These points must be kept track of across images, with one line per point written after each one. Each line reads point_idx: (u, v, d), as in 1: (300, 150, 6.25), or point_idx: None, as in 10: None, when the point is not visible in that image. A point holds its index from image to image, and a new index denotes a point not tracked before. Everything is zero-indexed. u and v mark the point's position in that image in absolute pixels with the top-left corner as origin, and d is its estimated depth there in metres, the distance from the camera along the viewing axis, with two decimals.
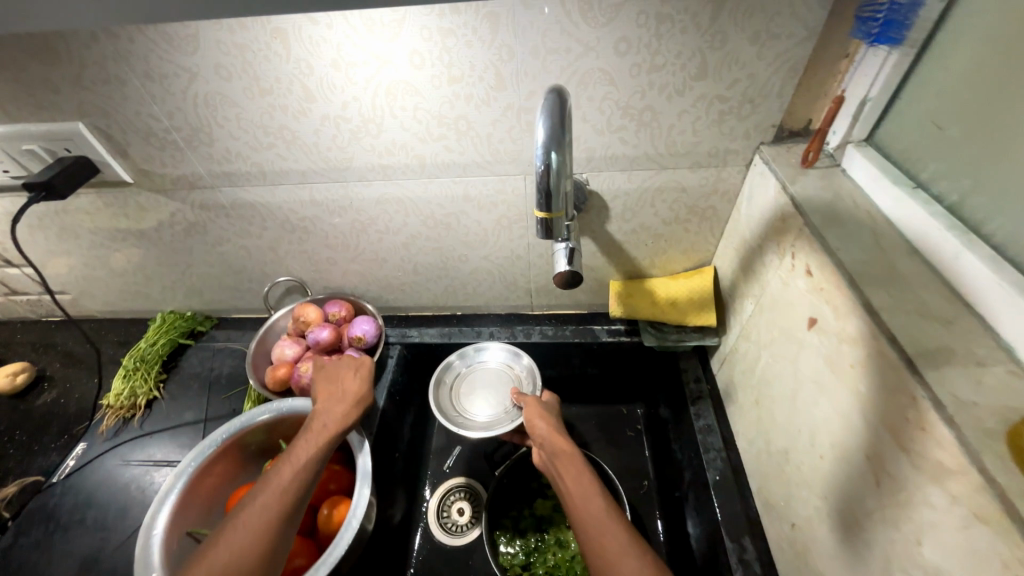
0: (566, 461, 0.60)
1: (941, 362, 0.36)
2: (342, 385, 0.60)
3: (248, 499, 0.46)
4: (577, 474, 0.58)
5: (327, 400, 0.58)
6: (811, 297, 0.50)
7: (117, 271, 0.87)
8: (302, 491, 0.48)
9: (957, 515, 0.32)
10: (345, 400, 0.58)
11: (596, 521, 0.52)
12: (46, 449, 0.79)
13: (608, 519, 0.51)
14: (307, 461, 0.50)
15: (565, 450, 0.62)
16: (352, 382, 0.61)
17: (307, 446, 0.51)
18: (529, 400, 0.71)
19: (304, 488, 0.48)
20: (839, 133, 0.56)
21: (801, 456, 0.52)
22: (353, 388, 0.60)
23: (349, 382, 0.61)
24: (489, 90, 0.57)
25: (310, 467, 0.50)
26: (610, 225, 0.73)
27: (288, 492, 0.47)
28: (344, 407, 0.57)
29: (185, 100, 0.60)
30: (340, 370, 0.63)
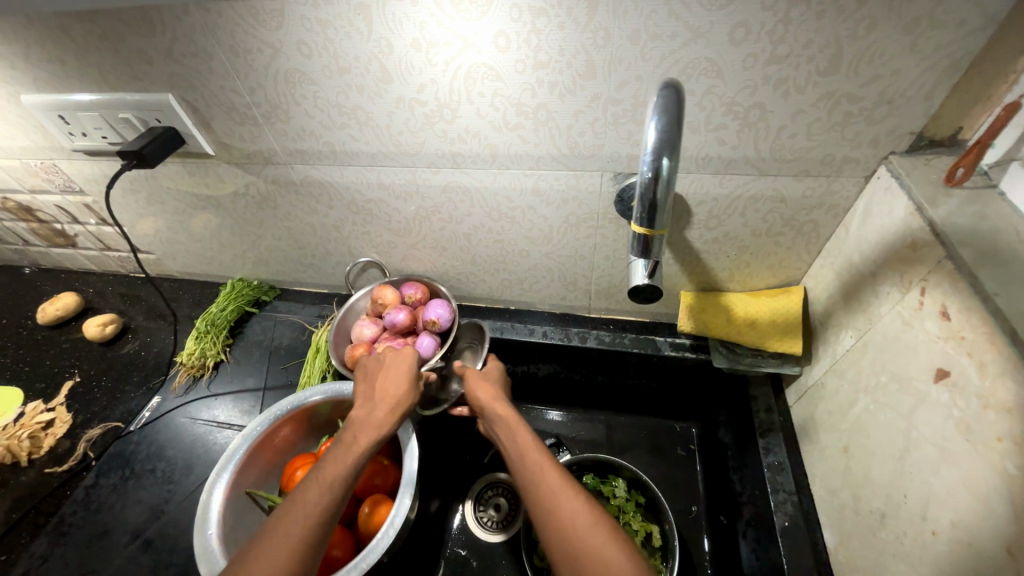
0: (505, 424, 0.56)
1: None
2: (383, 388, 0.58)
3: (277, 522, 0.46)
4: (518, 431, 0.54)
5: (364, 405, 0.56)
6: (944, 345, 0.42)
7: (196, 236, 0.92)
8: (331, 509, 0.47)
9: None
10: (383, 408, 0.55)
11: (535, 479, 0.48)
12: (127, 398, 0.86)
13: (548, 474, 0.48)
14: (337, 479, 0.48)
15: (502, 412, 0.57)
16: (390, 386, 0.58)
17: (334, 463, 0.49)
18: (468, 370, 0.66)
19: (329, 510, 0.47)
20: (1002, 147, 0.46)
21: (902, 525, 0.45)
22: (390, 392, 0.57)
23: (390, 386, 0.58)
24: (576, 77, 0.51)
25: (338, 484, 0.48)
26: (690, 232, 0.66)
27: (314, 514, 0.46)
28: (375, 414, 0.54)
29: (266, 76, 0.59)
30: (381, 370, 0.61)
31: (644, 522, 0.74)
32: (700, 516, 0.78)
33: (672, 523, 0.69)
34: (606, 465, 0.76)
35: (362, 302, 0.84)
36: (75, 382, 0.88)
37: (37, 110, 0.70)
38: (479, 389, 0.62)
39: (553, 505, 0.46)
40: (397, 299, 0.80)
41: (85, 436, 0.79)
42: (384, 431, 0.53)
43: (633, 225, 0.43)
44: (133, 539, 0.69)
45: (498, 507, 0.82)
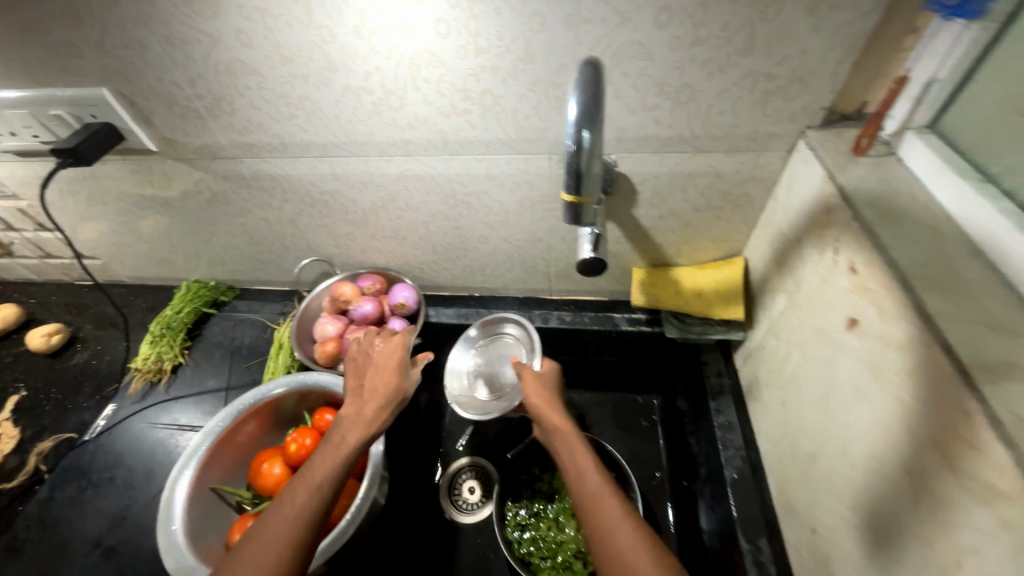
0: (563, 440, 0.58)
1: (1001, 377, 0.33)
2: (371, 385, 0.58)
3: (263, 523, 0.47)
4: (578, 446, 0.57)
5: (352, 403, 0.56)
6: (853, 297, 0.46)
7: (145, 238, 0.89)
8: (319, 511, 0.48)
9: (1008, 543, 0.29)
10: (371, 404, 0.56)
11: (595, 502, 0.50)
12: (80, 408, 0.83)
13: (608, 500, 0.50)
14: (323, 480, 0.49)
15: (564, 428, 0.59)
16: (378, 382, 0.58)
17: (322, 464, 0.50)
18: (525, 370, 0.67)
19: (317, 512, 0.47)
20: (898, 117, 0.51)
21: (829, 463, 0.50)
22: (378, 388, 0.57)
23: (376, 382, 0.58)
24: (516, 62, 0.53)
25: (321, 483, 0.49)
26: (637, 211, 0.69)
27: (299, 516, 0.46)
28: (365, 413, 0.55)
29: (206, 67, 0.58)
30: (369, 365, 0.61)
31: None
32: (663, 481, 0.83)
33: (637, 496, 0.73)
34: None
35: (317, 302, 0.83)
36: (20, 396, 0.84)
37: None
38: (536, 396, 0.63)
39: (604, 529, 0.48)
40: (357, 292, 0.81)
41: (36, 450, 0.76)
42: (371, 428, 0.54)
43: (562, 194, 0.41)
44: (94, 548, 0.67)
45: (472, 490, 0.84)
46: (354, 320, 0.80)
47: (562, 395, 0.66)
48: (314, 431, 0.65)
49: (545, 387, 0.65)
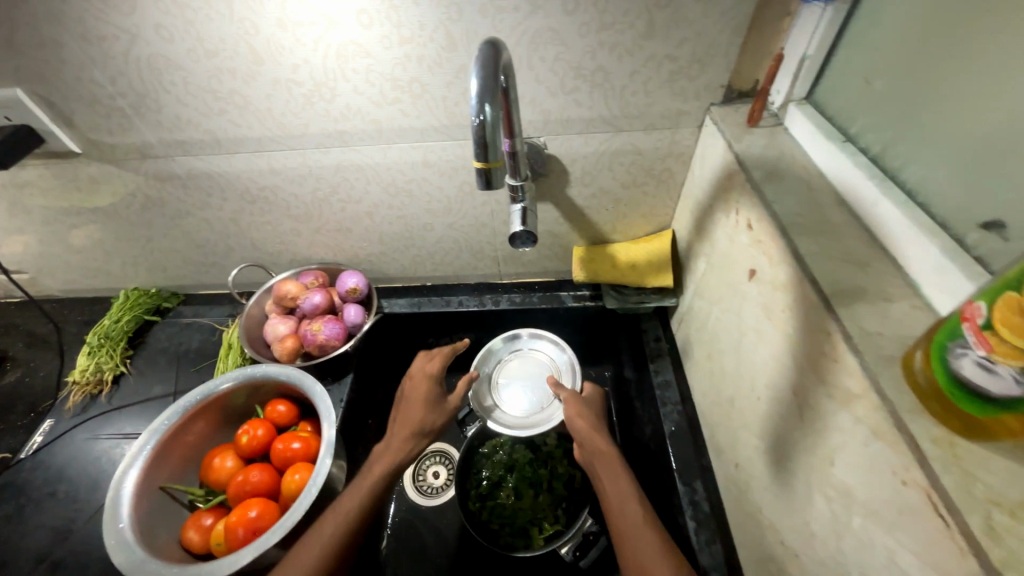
0: (602, 458, 0.62)
1: (853, 300, 0.39)
2: (402, 419, 0.67)
3: (297, 544, 0.53)
4: (617, 469, 0.61)
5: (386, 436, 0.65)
6: (751, 250, 0.52)
7: (76, 248, 0.86)
8: (346, 537, 0.53)
9: (860, 434, 0.35)
10: (398, 437, 0.64)
11: (631, 526, 0.54)
12: (12, 428, 0.79)
13: (644, 528, 0.53)
14: (352, 506, 0.55)
15: (604, 449, 0.63)
16: (408, 417, 0.67)
17: (353, 492, 0.57)
18: (568, 393, 0.71)
19: (346, 535, 0.53)
20: (782, 92, 0.58)
21: (743, 401, 0.55)
22: (408, 421, 0.66)
23: (405, 417, 0.67)
24: (440, 50, 0.56)
25: (354, 506, 0.55)
26: (571, 190, 0.74)
27: (328, 542, 0.52)
28: (398, 444, 0.63)
29: (128, 64, 0.58)
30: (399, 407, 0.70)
31: (569, 467, 0.82)
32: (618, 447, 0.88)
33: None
34: None
35: (260, 308, 0.80)
36: None
37: None
38: (578, 417, 0.68)
39: (635, 552, 0.52)
40: (303, 288, 0.79)
41: None
42: (401, 456, 0.62)
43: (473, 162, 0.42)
44: (37, 564, 0.65)
45: (437, 474, 0.87)
46: (306, 314, 0.79)
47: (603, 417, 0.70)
48: (267, 422, 0.65)
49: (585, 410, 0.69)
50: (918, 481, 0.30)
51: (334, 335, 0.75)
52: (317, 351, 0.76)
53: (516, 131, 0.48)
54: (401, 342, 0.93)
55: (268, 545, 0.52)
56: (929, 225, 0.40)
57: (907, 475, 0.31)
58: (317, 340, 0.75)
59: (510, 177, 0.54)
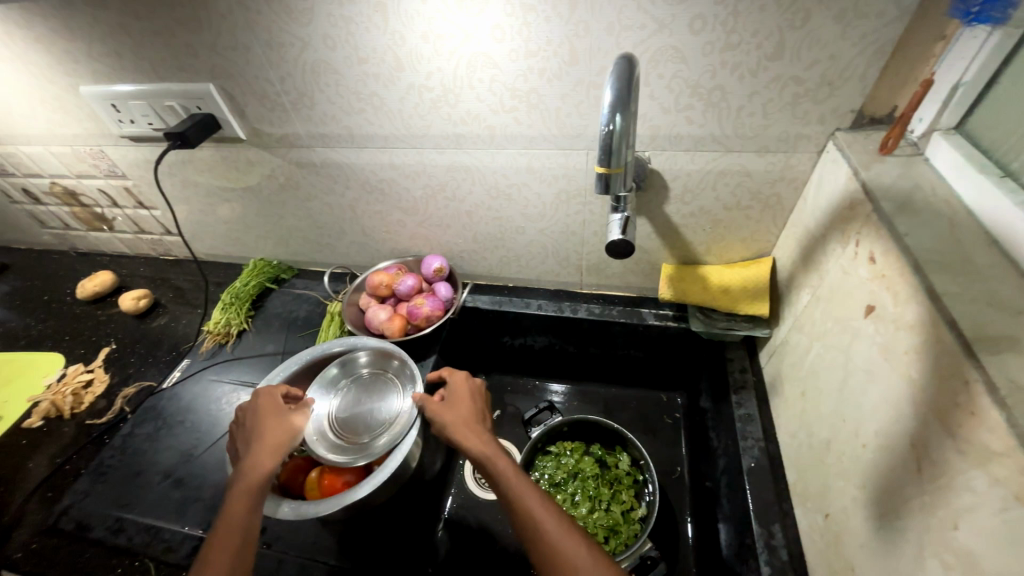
0: (488, 465, 0.55)
1: (1002, 349, 0.35)
2: (246, 438, 0.60)
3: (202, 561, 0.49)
4: (506, 470, 0.54)
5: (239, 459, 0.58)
6: (871, 285, 0.49)
7: (224, 219, 1.01)
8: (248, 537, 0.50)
9: (999, 498, 0.32)
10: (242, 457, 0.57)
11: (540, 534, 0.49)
12: (158, 362, 0.94)
13: (563, 545, 0.48)
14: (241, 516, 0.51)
15: (482, 454, 0.56)
16: (251, 433, 0.60)
17: (239, 505, 0.52)
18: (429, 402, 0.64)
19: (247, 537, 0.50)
20: (925, 119, 0.53)
21: (843, 446, 0.51)
22: (249, 440, 0.59)
23: (247, 436, 0.60)
24: (561, 64, 0.60)
25: (229, 531, 0.50)
26: (668, 207, 0.73)
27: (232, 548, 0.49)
28: (252, 460, 0.56)
29: (295, 66, 0.68)
30: (235, 436, 0.62)
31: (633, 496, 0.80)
32: (684, 476, 0.85)
33: (655, 485, 0.75)
34: (584, 424, 0.85)
35: (355, 301, 0.88)
36: (111, 349, 0.97)
37: (92, 99, 0.80)
38: (453, 422, 0.60)
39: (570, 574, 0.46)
40: (393, 276, 0.87)
41: (121, 394, 0.88)
42: (251, 473, 0.55)
43: (594, 166, 0.45)
44: (166, 477, 0.77)
45: None
46: (402, 297, 0.86)
47: (482, 416, 0.64)
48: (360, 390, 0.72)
49: (464, 409, 0.63)
50: None
51: (437, 307, 0.84)
52: (424, 324, 0.84)
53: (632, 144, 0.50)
54: (478, 338, 0.98)
55: (355, 498, 0.58)
56: None
57: None
58: (422, 314, 0.83)
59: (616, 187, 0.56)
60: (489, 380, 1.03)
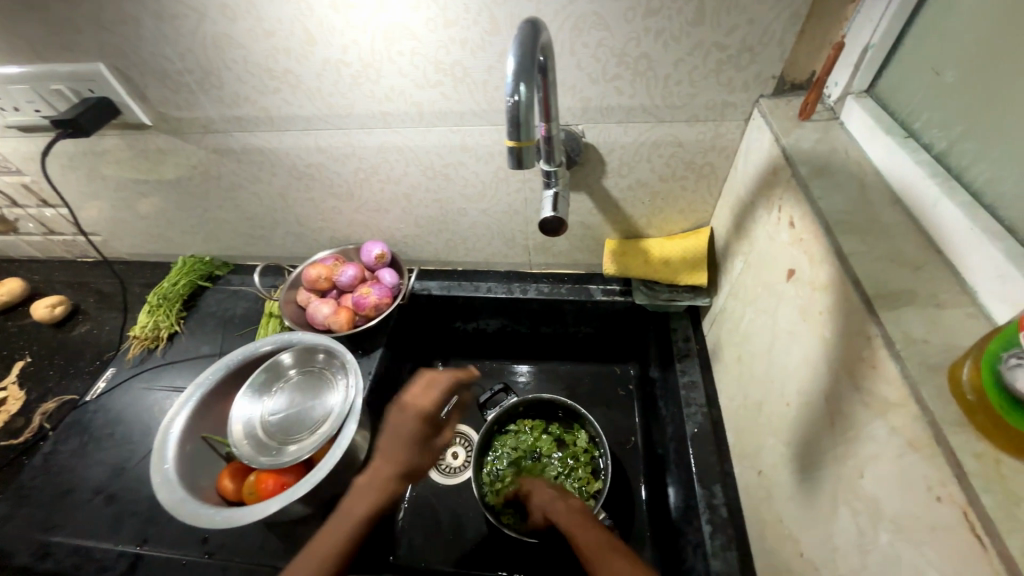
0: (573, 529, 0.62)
1: (900, 304, 0.36)
2: (386, 449, 0.59)
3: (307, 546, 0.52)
4: (588, 535, 0.60)
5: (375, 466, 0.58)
6: (791, 249, 0.50)
7: (143, 214, 0.93)
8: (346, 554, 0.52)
9: (895, 445, 0.33)
10: (382, 469, 0.57)
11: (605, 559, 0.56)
12: (80, 373, 0.87)
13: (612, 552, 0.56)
14: (352, 525, 0.53)
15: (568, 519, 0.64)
16: (395, 449, 0.59)
17: (355, 509, 0.55)
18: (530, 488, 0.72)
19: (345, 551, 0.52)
20: (840, 84, 0.54)
21: (772, 406, 0.53)
22: (395, 457, 0.58)
23: (388, 450, 0.59)
24: (483, 34, 0.57)
25: (340, 542, 0.52)
26: (607, 181, 0.73)
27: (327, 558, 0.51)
28: (379, 474, 0.57)
29: (195, 42, 0.62)
30: (389, 439, 0.60)
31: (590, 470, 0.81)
32: (638, 445, 0.87)
33: (607, 457, 0.76)
34: (538, 403, 0.85)
35: (294, 298, 0.83)
36: (26, 362, 0.89)
37: None
38: (546, 497, 0.68)
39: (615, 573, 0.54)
40: (332, 267, 0.83)
41: (39, 410, 0.81)
42: (385, 497, 0.56)
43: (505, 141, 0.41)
44: (95, 494, 0.71)
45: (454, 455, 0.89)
46: (344, 289, 0.83)
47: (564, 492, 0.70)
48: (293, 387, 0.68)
49: (551, 488, 0.71)
50: (955, 498, 0.29)
51: (384, 294, 0.81)
52: (373, 313, 0.81)
53: (553, 116, 0.49)
54: (429, 324, 0.96)
55: (292, 498, 0.55)
56: (995, 229, 0.37)
57: (942, 491, 0.29)
58: (370, 303, 0.80)
59: (544, 163, 0.55)
60: (444, 366, 1.01)
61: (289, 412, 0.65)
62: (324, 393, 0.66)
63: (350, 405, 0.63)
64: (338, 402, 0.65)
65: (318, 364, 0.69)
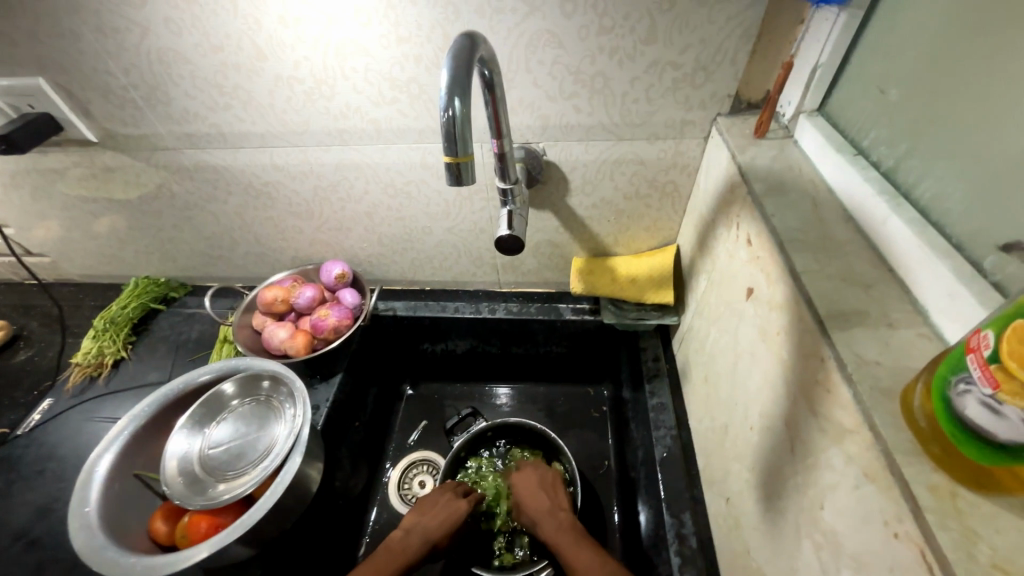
0: (566, 550, 0.61)
1: (852, 325, 0.35)
2: (435, 510, 0.67)
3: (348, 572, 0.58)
4: (580, 554, 0.60)
5: (420, 520, 0.66)
6: (749, 267, 0.49)
7: (94, 235, 0.89)
8: None
9: (852, 475, 0.31)
10: (425, 527, 0.65)
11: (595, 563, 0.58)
12: (15, 404, 0.81)
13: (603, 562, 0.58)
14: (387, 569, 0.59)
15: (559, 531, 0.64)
16: (443, 513, 0.67)
17: (395, 555, 0.61)
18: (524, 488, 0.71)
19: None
20: (792, 102, 0.54)
21: (736, 430, 0.51)
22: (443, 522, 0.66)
23: (439, 514, 0.67)
24: (437, 50, 0.56)
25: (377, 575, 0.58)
26: (571, 199, 0.71)
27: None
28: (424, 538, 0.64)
29: (140, 56, 0.60)
30: (436, 502, 0.69)
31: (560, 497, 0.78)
32: (611, 470, 0.84)
33: (577, 486, 0.73)
34: (506, 427, 0.81)
35: (251, 321, 0.79)
36: None
37: None
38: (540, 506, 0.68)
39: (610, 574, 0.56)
40: (289, 289, 0.79)
41: None
42: (419, 554, 0.62)
43: (444, 155, 0.39)
44: (17, 539, 0.65)
45: (421, 484, 0.84)
46: (303, 311, 0.79)
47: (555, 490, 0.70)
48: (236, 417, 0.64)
49: (543, 495, 0.70)
50: (912, 535, 0.27)
51: (344, 316, 0.77)
52: (333, 336, 0.77)
53: (505, 132, 0.48)
54: (395, 346, 0.92)
55: (224, 543, 0.52)
56: (943, 246, 0.36)
57: (899, 527, 0.27)
58: (329, 326, 0.76)
59: (499, 180, 0.53)
60: (413, 390, 0.97)
61: (231, 444, 0.61)
62: (268, 424, 0.63)
63: (293, 438, 0.59)
64: (281, 435, 0.61)
65: (265, 392, 0.66)
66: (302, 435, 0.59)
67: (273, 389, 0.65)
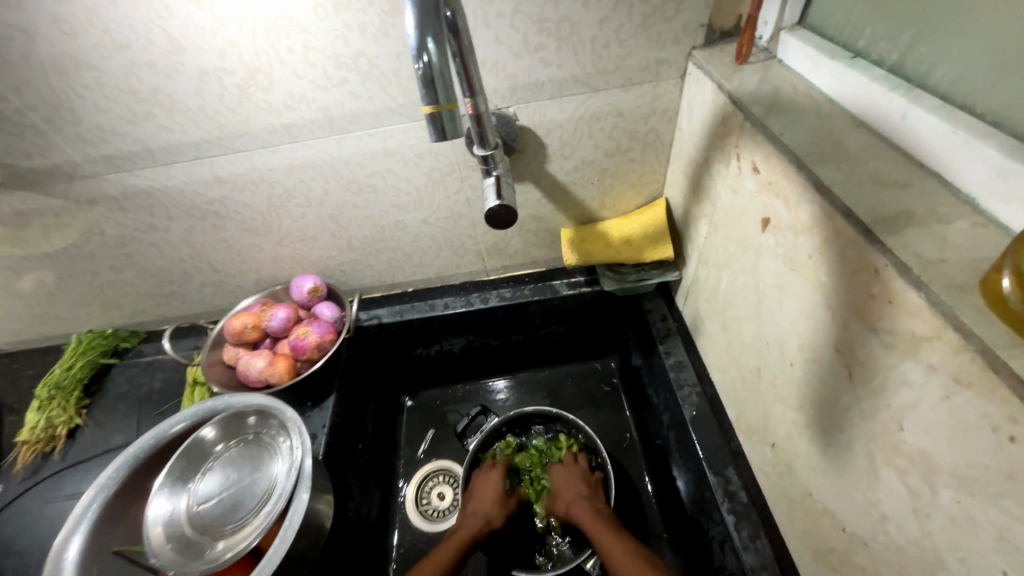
0: (599, 539, 0.58)
1: (902, 227, 0.32)
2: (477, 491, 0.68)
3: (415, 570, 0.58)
4: (614, 544, 0.57)
5: (472, 504, 0.66)
6: (760, 197, 0.46)
7: (16, 294, 0.77)
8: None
9: (937, 386, 0.29)
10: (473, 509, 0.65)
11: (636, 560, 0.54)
12: None
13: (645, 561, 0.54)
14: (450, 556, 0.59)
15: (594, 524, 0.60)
16: (486, 492, 0.67)
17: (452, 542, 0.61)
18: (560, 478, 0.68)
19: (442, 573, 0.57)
20: (770, 21, 0.52)
21: (772, 370, 0.48)
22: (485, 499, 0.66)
23: (479, 494, 0.67)
24: (383, 15, 0.50)
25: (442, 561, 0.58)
26: (551, 165, 0.67)
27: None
28: (476, 515, 0.64)
29: (30, 69, 0.51)
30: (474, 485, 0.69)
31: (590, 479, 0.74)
32: (635, 441, 0.81)
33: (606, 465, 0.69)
34: (520, 418, 0.76)
35: (221, 356, 0.71)
36: None
37: None
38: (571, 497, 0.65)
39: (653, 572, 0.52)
40: (259, 313, 0.71)
41: None
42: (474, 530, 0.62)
43: (425, 107, 0.37)
44: None
45: (441, 496, 0.79)
46: (278, 334, 0.71)
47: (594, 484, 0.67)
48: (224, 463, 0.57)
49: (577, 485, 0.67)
50: None
51: (326, 331, 0.70)
52: (318, 355, 0.70)
53: (478, 89, 0.42)
54: (386, 357, 0.86)
55: None
56: (976, 128, 0.34)
57: (1014, 429, 0.24)
58: (311, 344, 0.69)
59: (477, 147, 0.48)
60: (413, 400, 0.91)
61: (224, 495, 0.54)
62: (263, 463, 0.55)
63: (294, 474, 0.53)
64: (281, 472, 0.54)
65: (253, 429, 0.58)
66: (305, 468, 0.53)
67: (262, 424, 0.58)
